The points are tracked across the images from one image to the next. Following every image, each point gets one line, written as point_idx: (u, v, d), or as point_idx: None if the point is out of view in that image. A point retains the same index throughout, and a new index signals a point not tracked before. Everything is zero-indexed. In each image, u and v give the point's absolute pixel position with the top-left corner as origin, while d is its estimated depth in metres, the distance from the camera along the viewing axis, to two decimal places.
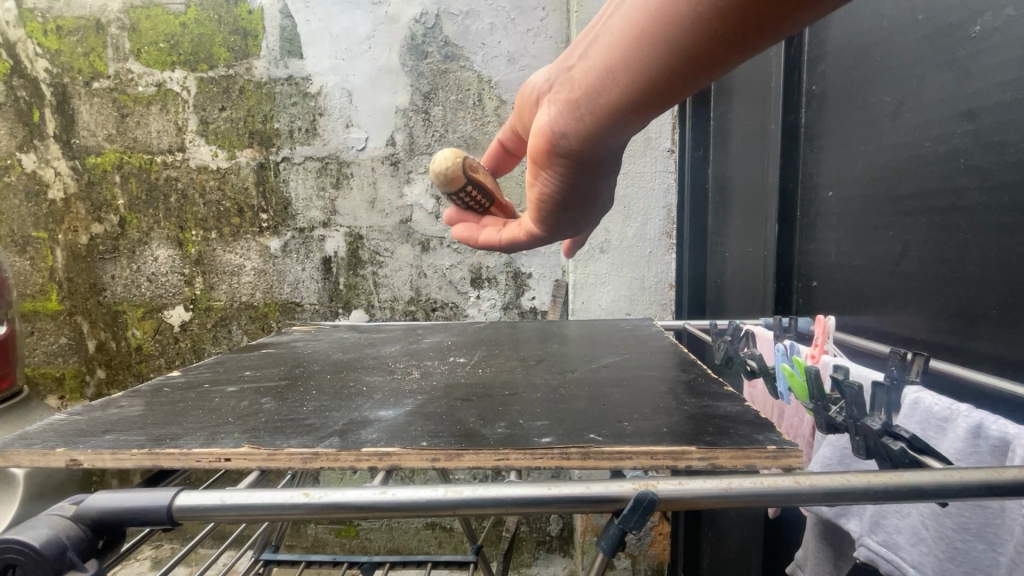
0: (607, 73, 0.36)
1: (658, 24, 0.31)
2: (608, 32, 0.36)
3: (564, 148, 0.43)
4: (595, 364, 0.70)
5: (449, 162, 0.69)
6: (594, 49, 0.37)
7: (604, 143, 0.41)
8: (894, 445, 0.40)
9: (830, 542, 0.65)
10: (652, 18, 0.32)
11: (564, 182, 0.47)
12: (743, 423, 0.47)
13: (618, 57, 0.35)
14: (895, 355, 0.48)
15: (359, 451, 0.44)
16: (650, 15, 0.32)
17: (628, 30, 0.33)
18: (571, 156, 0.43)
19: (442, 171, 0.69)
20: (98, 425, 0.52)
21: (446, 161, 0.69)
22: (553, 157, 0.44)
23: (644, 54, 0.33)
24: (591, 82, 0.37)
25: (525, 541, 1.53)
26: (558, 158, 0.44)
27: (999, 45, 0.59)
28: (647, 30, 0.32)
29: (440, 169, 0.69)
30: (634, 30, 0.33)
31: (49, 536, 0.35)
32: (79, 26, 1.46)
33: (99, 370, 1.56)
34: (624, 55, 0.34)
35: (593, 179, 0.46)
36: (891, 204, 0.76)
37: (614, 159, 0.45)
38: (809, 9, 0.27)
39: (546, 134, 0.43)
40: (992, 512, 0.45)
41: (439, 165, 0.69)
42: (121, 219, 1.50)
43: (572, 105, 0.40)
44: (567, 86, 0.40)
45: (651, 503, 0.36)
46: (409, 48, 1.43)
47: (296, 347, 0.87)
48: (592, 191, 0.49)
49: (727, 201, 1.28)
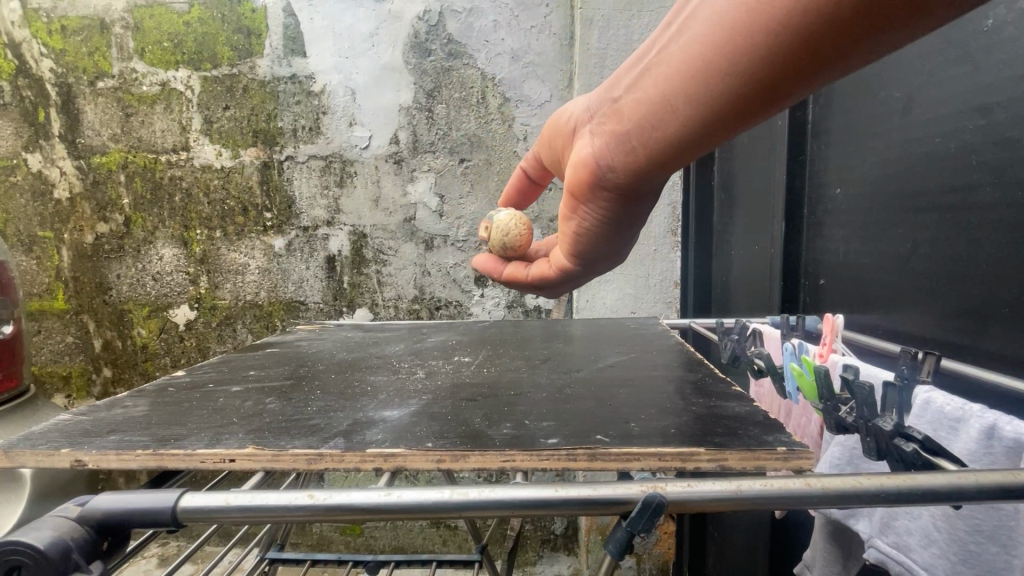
0: (664, 100, 0.42)
1: (717, 57, 0.37)
2: (662, 65, 0.41)
3: (608, 179, 0.50)
4: (601, 364, 0.70)
5: (509, 224, 0.85)
6: (642, 84, 0.44)
7: (653, 171, 0.47)
8: (906, 446, 0.39)
9: (838, 543, 0.64)
10: (703, 56, 0.37)
11: (607, 212, 0.53)
12: (752, 424, 0.46)
13: (677, 85, 0.40)
14: (904, 354, 0.49)
15: (363, 452, 0.43)
16: (702, 61, 0.38)
17: (679, 71, 0.40)
18: (623, 177, 0.48)
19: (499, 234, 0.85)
20: (103, 426, 0.52)
21: (506, 227, 0.85)
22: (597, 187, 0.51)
23: (694, 92, 0.39)
24: (642, 115, 0.44)
25: (529, 540, 1.52)
26: (601, 189, 0.51)
27: (1012, 39, 0.58)
28: (695, 71, 0.38)
29: (499, 231, 0.86)
30: (684, 70, 0.39)
31: (53, 538, 0.34)
32: (84, 26, 1.46)
33: (105, 368, 1.56)
34: (672, 88, 0.41)
35: (641, 202, 0.52)
36: (901, 201, 0.75)
37: (659, 186, 0.51)
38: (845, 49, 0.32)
39: (598, 159, 0.49)
40: (1006, 514, 0.44)
41: (498, 229, 0.86)
42: (126, 218, 1.51)
43: (621, 137, 0.46)
44: (617, 119, 0.47)
45: (659, 505, 0.35)
46: (413, 46, 1.42)
47: (301, 347, 0.87)
48: (624, 223, 0.55)
49: (733, 199, 1.27)
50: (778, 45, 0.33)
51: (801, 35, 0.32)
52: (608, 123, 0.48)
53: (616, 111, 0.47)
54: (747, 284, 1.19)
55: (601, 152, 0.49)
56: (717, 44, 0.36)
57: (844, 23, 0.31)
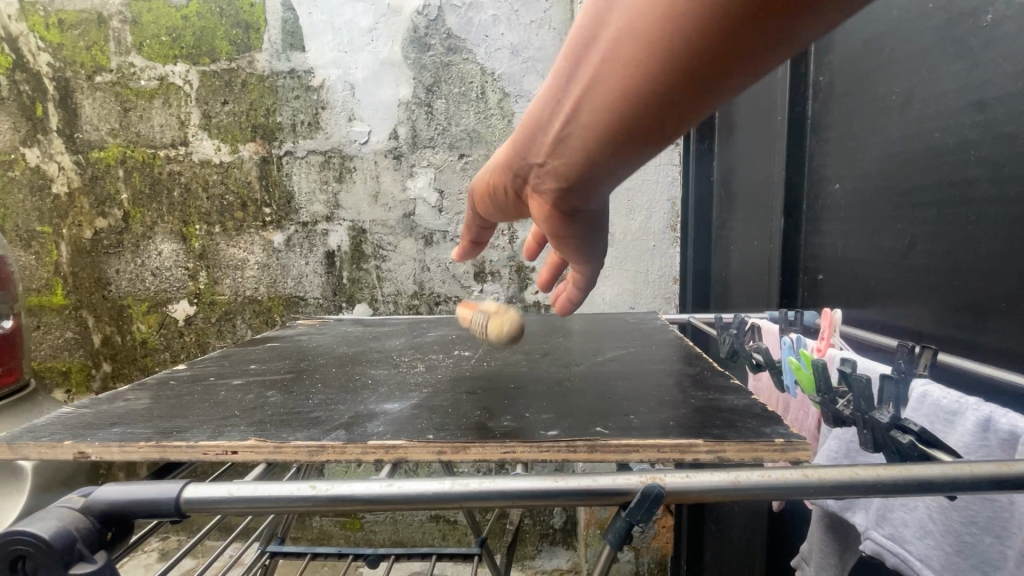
0: (590, 169, 0.37)
1: (621, 125, 0.32)
2: (565, 143, 0.36)
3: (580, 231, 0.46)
4: (599, 358, 0.70)
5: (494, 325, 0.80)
6: (556, 160, 0.39)
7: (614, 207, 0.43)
8: (902, 438, 0.40)
9: (835, 535, 0.65)
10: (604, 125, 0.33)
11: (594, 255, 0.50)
12: (750, 416, 0.47)
13: (591, 148, 0.35)
14: (902, 348, 0.51)
15: (365, 444, 0.44)
16: (604, 132, 0.33)
17: (588, 144, 0.35)
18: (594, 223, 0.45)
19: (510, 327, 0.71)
20: (105, 418, 0.52)
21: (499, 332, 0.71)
22: (573, 240, 0.47)
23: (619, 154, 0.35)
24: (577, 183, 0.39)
25: (529, 534, 1.53)
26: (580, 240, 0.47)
27: (1012, 34, 0.58)
28: (606, 141, 0.34)
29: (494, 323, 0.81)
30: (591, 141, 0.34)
31: (58, 528, 0.34)
32: (81, 20, 1.45)
33: (104, 364, 1.56)
34: (592, 159, 0.36)
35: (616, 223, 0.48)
36: (899, 196, 0.75)
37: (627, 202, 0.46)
38: (737, 76, 0.27)
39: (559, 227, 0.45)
40: (1000, 505, 0.44)
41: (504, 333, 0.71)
42: (125, 213, 1.51)
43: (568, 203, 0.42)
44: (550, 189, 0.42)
45: (658, 495, 0.36)
46: (412, 40, 1.42)
47: (301, 341, 0.87)
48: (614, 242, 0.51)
49: (732, 194, 1.27)
50: (665, 99, 0.29)
51: (681, 83, 0.28)
52: (540, 187, 0.43)
53: (544, 175, 0.41)
54: (746, 280, 1.19)
55: (558, 219, 0.45)
56: (612, 116, 0.32)
57: (719, 60, 0.26)
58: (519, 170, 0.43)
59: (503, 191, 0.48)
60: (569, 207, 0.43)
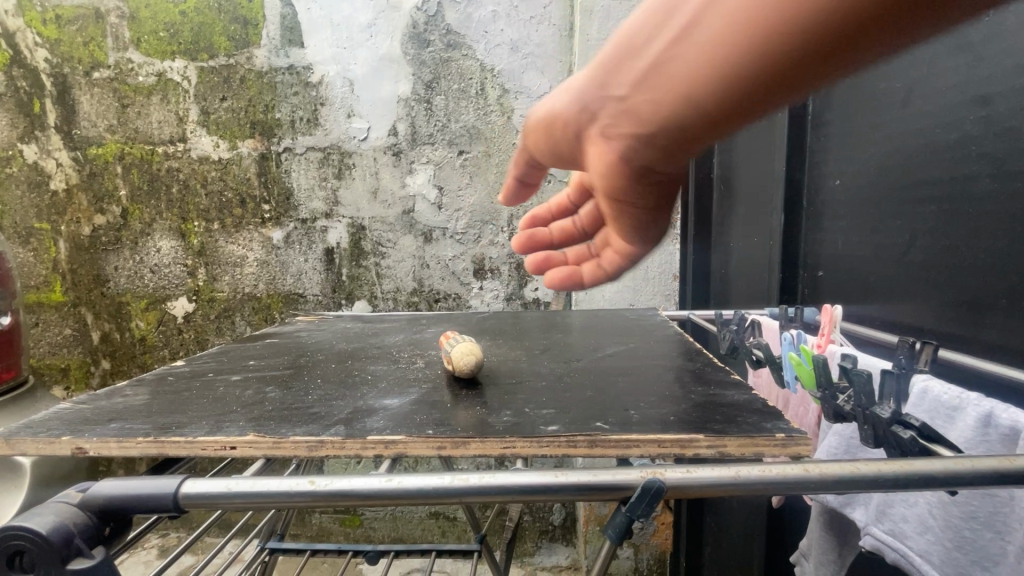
0: (687, 114, 0.29)
1: (761, 55, 0.25)
2: (669, 72, 0.28)
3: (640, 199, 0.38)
4: (599, 354, 0.70)
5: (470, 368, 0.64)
6: (645, 95, 0.30)
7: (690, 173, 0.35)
8: (903, 433, 0.40)
9: (834, 531, 0.65)
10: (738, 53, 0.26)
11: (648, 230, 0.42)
12: (750, 412, 0.47)
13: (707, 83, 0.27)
14: (903, 343, 0.50)
15: (365, 439, 0.43)
16: (734, 59, 0.26)
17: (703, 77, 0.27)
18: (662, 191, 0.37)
19: (467, 365, 0.59)
20: (103, 414, 0.52)
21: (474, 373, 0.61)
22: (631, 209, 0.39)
23: (738, 99, 0.28)
24: (665, 134, 0.31)
25: (528, 531, 1.53)
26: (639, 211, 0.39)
27: (1014, 28, 0.58)
28: (733, 74, 0.26)
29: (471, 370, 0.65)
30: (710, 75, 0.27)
31: (55, 523, 0.34)
32: (79, 15, 1.45)
33: (103, 361, 1.56)
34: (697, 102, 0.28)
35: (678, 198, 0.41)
36: (900, 192, 0.75)
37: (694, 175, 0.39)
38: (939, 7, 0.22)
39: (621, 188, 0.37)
40: (1001, 500, 0.44)
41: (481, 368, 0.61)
42: (124, 210, 1.50)
43: (641, 161, 0.34)
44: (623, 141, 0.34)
45: (658, 491, 0.36)
46: (411, 37, 1.41)
47: (300, 337, 0.87)
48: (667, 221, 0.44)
49: (732, 191, 1.27)
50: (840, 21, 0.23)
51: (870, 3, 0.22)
52: (610, 134, 0.34)
53: (622, 117, 0.32)
54: (746, 277, 1.19)
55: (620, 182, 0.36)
56: (754, 39, 0.25)
57: None
58: (586, 110, 0.35)
59: (558, 138, 0.39)
60: (646, 166, 0.34)
